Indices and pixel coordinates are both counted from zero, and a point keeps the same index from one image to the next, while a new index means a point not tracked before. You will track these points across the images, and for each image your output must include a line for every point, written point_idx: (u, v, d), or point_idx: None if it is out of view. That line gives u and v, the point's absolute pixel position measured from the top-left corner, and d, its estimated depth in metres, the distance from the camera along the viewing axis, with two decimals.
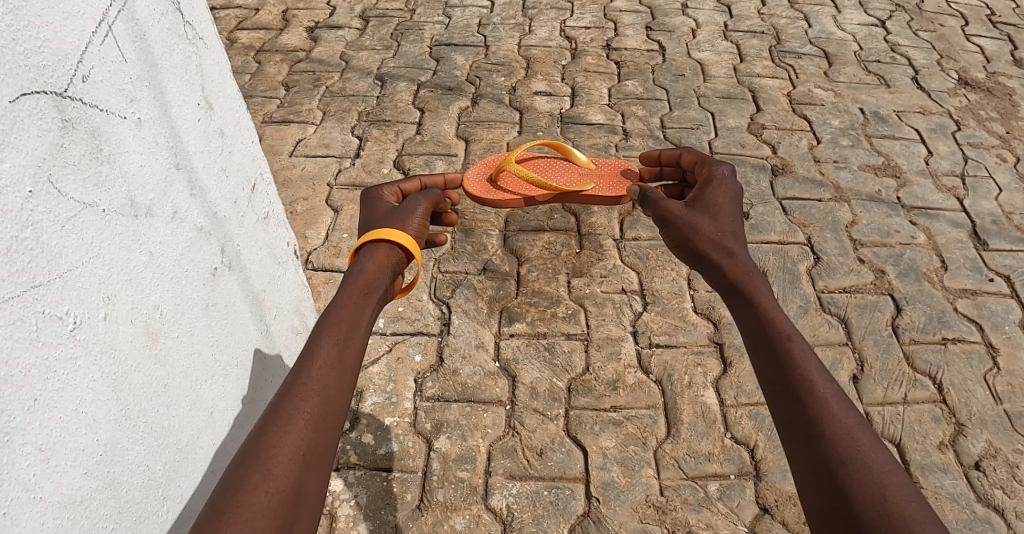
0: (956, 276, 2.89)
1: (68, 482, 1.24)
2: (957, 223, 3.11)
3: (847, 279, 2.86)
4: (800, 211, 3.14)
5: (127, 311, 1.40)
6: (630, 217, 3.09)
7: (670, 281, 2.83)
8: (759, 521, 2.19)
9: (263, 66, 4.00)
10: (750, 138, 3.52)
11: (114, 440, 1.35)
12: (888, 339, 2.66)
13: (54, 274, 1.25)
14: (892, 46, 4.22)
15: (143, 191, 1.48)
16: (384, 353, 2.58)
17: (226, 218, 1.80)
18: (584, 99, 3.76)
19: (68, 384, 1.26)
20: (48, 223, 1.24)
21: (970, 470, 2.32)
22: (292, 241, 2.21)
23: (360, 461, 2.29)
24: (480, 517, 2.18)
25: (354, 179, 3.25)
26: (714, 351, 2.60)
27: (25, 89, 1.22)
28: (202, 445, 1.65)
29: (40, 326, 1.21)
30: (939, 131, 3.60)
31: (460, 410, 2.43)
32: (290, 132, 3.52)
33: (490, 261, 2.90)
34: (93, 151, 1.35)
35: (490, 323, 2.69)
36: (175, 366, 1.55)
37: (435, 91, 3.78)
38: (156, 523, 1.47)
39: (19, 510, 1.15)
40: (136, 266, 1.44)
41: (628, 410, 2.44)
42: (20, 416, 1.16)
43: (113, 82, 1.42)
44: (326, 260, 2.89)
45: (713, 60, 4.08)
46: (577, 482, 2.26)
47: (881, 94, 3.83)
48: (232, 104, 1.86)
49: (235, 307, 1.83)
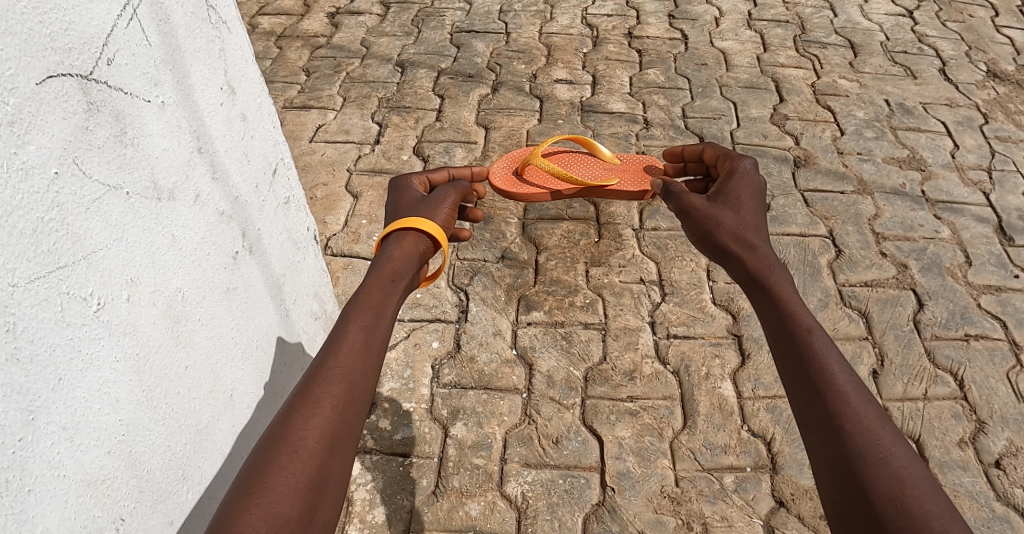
0: (980, 272, 2.86)
1: (91, 462, 1.25)
2: (982, 218, 3.07)
3: (868, 273, 2.83)
4: (823, 203, 3.11)
5: (150, 294, 1.41)
6: (649, 207, 3.08)
7: (689, 272, 2.82)
8: (774, 515, 2.18)
9: (284, 52, 4.01)
10: (773, 129, 3.49)
11: (136, 420, 1.36)
12: (909, 334, 2.64)
13: (79, 256, 1.25)
14: (919, 37, 4.16)
15: (166, 174, 1.48)
16: (402, 338, 2.59)
17: (247, 202, 1.80)
18: (605, 88, 3.74)
19: (92, 364, 1.26)
20: (73, 205, 1.25)
21: (990, 469, 2.30)
22: (312, 226, 2.22)
23: (376, 446, 2.30)
24: (495, 504, 2.18)
25: (373, 165, 3.26)
26: (732, 343, 2.60)
27: (50, 72, 1.22)
28: (222, 427, 1.65)
29: (65, 307, 1.22)
30: (966, 124, 3.54)
31: (477, 397, 2.43)
32: (310, 118, 3.53)
33: (509, 249, 2.90)
34: (117, 134, 1.36)
35: (508, 311, 2.69)
36: (196, 348, 1.55)
37: (455, 78, 3.77)
38: (177, 504, 1.48)
39: (43, 487, 1.16)
40: (159, 249, 1.45)
41: (644, 400, 2.43)
42: (45, 394, 1.17)
43: (137, 65, 1.42)
44: (344, 246, 2.90)
45: (736, 49, 4.04)
46: (592, 471, 2.26)
47: (907, 86, 3.78)
48: (254, 89, 1.87)
49: (255, 291, 1.83)
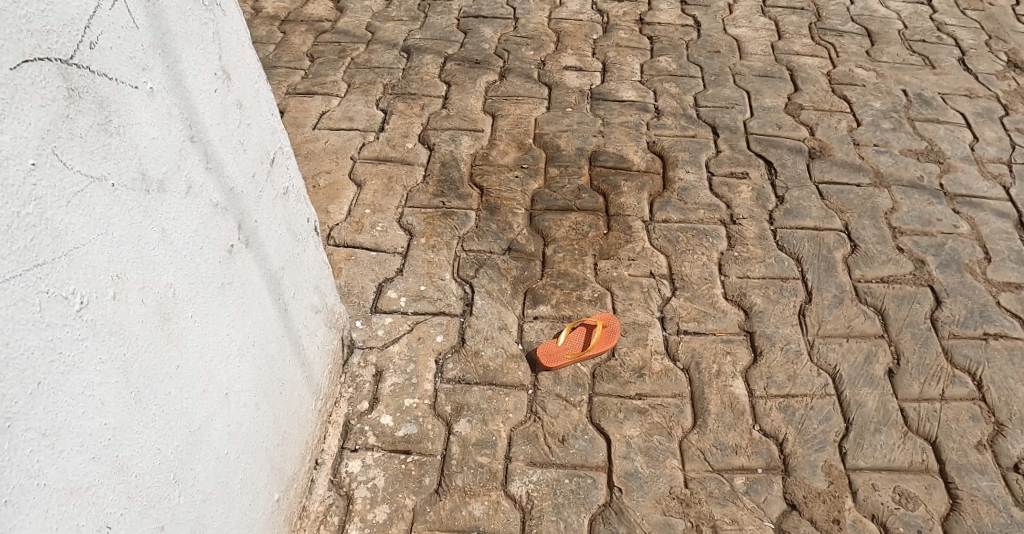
0: (1000, 268, 2.77)
1: (74, 468, 1.19)
2: (1003, 213, 2.98)
3: (885, 269, 2.75)
4: (838, 196, 3.02)
5: (138, 291, 1.35)
6: (660, 199, 3.00)
7: (700, 266, 2.74)
8: (787, 518, 2.11)
9: (288, 36, 3.93)
10: (787, 119, 3.40)
11: (124, 424, 1.29)
12: (927, 333, 2.56)
13: (59, 252, 1.19)
14: (938, 25, 4.05)
15: (156, 164, 1.41)
16: (406, 332, 2.52)
17: (243, 194, 1.73)
18: (615, 75, 3.65)
19: (74, 366, 1.20)
20: (53, 199, 1.18)
21: (1009, 473, 2.22)
22: (312, 217, 2.15)
23: (378, 443, 2.24)
24: (499, 503, 2.12)
25: (378, 153, 3.18)
26: (744, 340, 2.52)
27: (27, 56, 1.14)
28: (217, 427, 1.59)
29: (43, 307, 1.15)
30: (986, 116, 3.44)
31: (481, 393, 2.36)
32: (314, 104, 3.45)
33: (516, 241, 2.83)
34: (101, 122, 1.28)
35: (514, 304, 2.62)
36: (189, 347, 1.49)
37: (462, 65, 3.69)
38: (168, 508, 1.42)
39: (21, 497, 1.10)
40: (148, 243, 1.38)
41: (653, 398, 2.36)
42: (23, 400, 1.11)
43: (123, 49, 1.35)
44: (347, 236, 2.83)
45: (750, 37, 3.94)
46: (599, 471, 2.19)
47: (925, 76, 3.68)
48: (250, 74, 1.80)
49: (251, 285, 1.76)
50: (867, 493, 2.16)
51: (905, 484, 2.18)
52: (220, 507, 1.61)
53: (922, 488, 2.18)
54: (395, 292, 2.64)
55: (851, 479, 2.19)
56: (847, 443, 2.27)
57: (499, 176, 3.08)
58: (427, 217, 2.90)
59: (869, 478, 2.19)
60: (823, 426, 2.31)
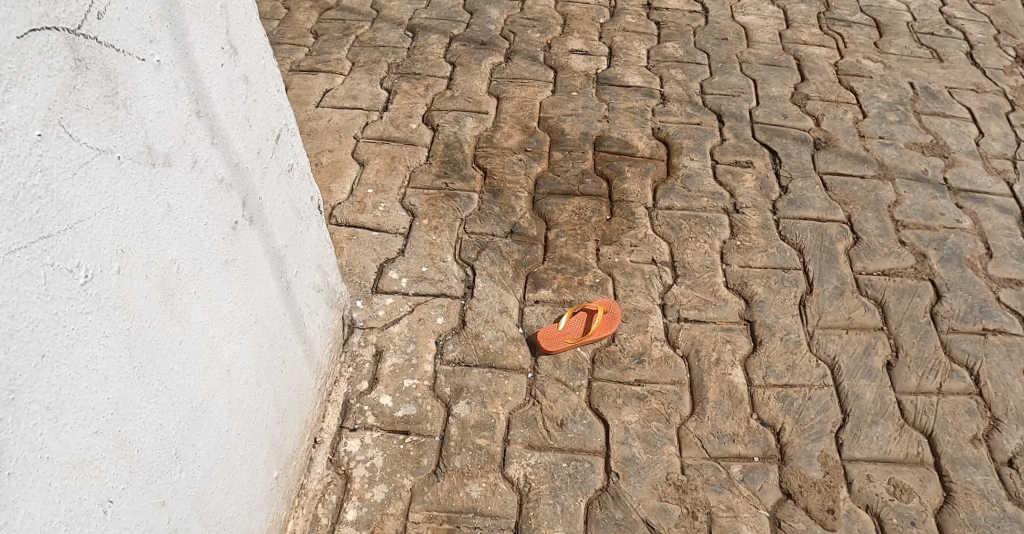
0: (1001, 264, 2.77)
1: (77, 442, 1.19)
2: (1006, 209, 2.97)
3: (887, 261, 2.75)
4: (842, 187, 3.02)
5: (142, 266, 1.34)
6: (664, 185, 2.99)
7: (702, 255, 2.74)
8: (782, 506, 2.12)
9: (292, 13, 3.90)
10: (794, 109, 3.38)
11: (126, 399, 1.29)
12: (926, 326, 2.56)
13: (64, 226, 1.18)
14: (947, 18, 4.03)
15: (162, 138, 1.41)
16: (406, 313, 2.52)
17: (248, 169, 1.72)
18: (621, 60, 3.63)
19: (78, 339, 1.20)
20: (59, 170, 1.17)
21: (1003, 467, 2.23)
22: (316, 196, 2.14)
23: (377, 423, 2.24)
24: (497, 485, 2.12)
25: (381, 133, 3.17)
26: (743, 329, 2.52)
27: (34, 24, 1.13)
28: (218, 403, 1.59)
29: (49, 280, 1.15)
30: (992, 111, 3.43)
31: (481, 376, 2.37)
32: (318, 82, 3.43)
33: (518, 224, 2.82)
34: (107, 94, 1.27)
35: (515, 288, 2.62)
36: (192, 323, 1.48)
37: (467, 45, 3.66)
38: (170, 482, 1.43)
39: (24, 470, 1.10)
40: (153, 218, 1.37)
41: (652, 385, 2.37)
42: (27, 373, 1.10)
43: (131, 21, 1.34)
44: (350, 216, 2.82)
45: (758, 25, 3.92)
46: (597, 456, 2.20)
47: (932, 69, 3.66)
48: (257, 50, 1.78)
49: (255, 262, 1.76)
50: (863, 484, 2.17)
51: (901, 476, 2.19)
52: (220, 483, 1.61)
53: (917, 480, 2.19)
54: (396, 272, 2.63)
55: (847, 470, 2.20)
56: (843, 433, 2.28)
57: (503, 159, 3.07)
58: (430, 199, 2.89)
59: (864, 469, 2.20)
60: (820, 417, 2.31)
